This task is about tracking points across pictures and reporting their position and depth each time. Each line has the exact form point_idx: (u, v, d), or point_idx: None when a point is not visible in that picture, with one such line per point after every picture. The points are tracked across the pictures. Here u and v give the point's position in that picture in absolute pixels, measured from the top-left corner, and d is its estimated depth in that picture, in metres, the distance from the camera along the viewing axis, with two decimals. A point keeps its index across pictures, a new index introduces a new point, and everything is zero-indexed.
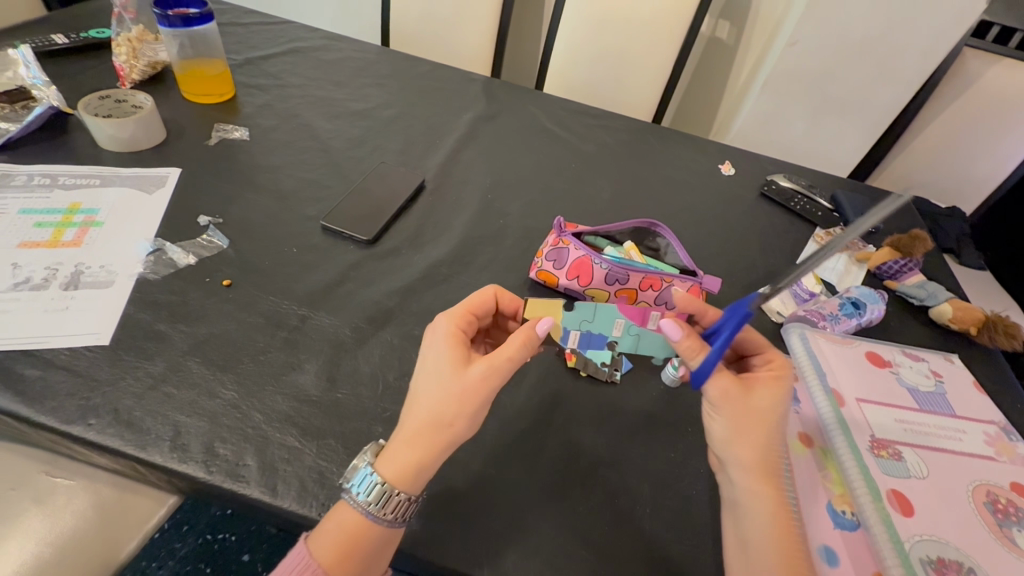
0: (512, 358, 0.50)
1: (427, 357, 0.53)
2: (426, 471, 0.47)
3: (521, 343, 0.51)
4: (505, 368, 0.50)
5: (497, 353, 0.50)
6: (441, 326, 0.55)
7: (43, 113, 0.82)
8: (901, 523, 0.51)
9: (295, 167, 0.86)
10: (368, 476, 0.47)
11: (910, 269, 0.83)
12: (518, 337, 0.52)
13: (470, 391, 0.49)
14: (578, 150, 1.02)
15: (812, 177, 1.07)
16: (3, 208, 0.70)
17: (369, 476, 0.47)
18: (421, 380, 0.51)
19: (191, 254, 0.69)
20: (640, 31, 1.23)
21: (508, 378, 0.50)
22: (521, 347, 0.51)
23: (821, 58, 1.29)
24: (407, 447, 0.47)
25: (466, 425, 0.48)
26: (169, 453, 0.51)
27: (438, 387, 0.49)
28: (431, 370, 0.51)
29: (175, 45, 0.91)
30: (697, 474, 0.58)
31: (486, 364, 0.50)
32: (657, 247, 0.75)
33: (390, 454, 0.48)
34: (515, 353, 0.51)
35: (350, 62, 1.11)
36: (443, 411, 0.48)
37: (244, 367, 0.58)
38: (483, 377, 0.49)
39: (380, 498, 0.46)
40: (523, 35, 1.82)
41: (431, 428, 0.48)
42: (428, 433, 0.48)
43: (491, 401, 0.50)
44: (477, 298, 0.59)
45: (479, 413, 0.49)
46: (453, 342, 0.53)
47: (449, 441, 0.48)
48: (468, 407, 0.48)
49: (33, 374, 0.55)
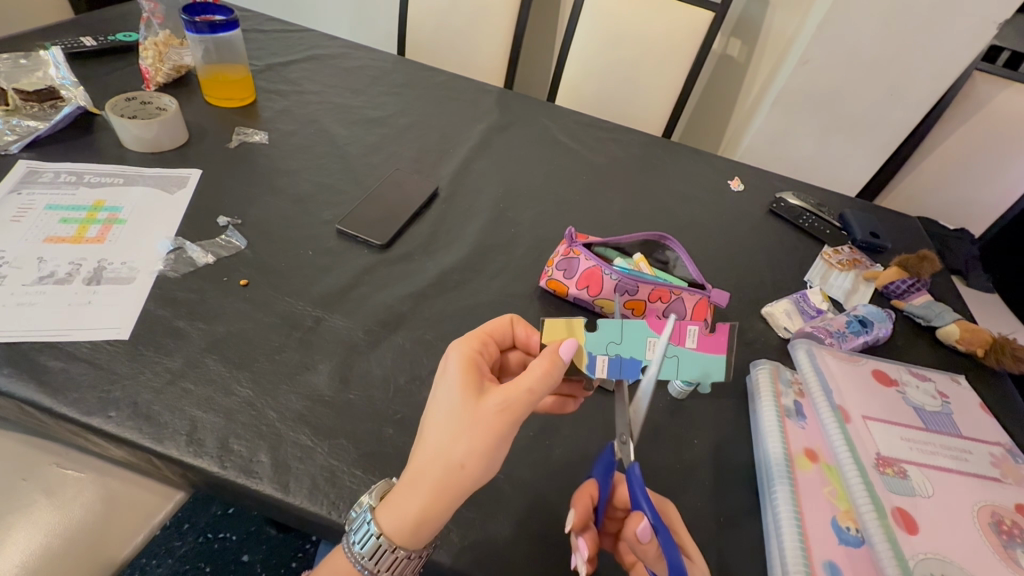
0: (532, 389, 0.43)
1: (438, 384, 0.46)
2: (432, 521, 0.43)
3: (544, 372, 0.43)
4: (525, 402, 0.43)
5: (515, 383, 0.43)
6: (455, 349, 0.48)
7: (71, 112, 0.85)
8: (905, 541, 0.51)
9: (312, 171, 0.87)
10: (365, 526, 0.45)
11: (917, 290, 0.84)
12: (541, 363, 0.44)
13: (484, 430, 0.42)
14: (589, 163, 1.03)
15: (821, 195, 1.08)
16: (30, 204, 0.72)
17: (367, 527, 0.45)
18: (430, 413, 0.44)
19: (210, 253, 0.70)
20: (653, 47, 1.26)
21: (530, 412, 0.43)
22: (543, 377, 0.43)
23: (832, 77, 1.30)
24: (409, 496, 0.43)
25: (481, 470, 0.42)
26: (185, 447, 0.52)
27: (448, 422, 0.43)
28: (441, 400, 0.44)
29: (201, 50, 0.94)
30: (702, 485, 0.59)
31: (501, 397, 0.42)
32: (666, 260, 0.76)
33: (390, 501, 0.44)
34: (536, 385, 0.43)
35: (368, 70, 1.14)
36: (451, 454, 0.42)
37: (259, 366, 0.60)
38: (499, 413, 0.42)
39: (373, 553, 0.44)
40: (535, 48, 1.85)
41: (439, 473, 0.42)
42: (435, 478, 0.42)
43: (509, 442, 0.43)
44: (493, 323, 0.53)
45: (496, 456, 0.42)
46: (467, 368, 0.46)
47: (462, 487, 0.42)
48: (480, 449, 0.42)
49: (56, 365, 0.56)
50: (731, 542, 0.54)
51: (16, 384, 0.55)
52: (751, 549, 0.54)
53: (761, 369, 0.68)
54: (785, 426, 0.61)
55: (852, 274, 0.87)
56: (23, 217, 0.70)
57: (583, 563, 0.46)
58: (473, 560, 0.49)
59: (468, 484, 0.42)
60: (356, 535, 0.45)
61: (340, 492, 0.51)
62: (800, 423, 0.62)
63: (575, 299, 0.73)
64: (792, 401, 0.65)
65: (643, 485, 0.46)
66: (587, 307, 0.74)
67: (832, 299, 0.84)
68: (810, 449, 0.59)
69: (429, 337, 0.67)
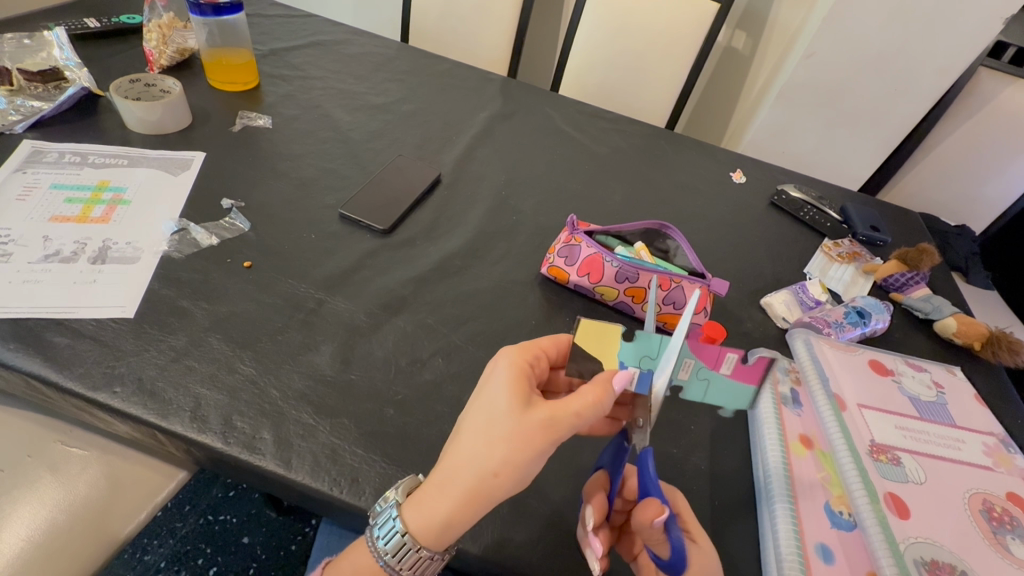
0: (580, 414, 0.44)
1: (484, 389, 0.46)
2: (457, 524, 0.44)
3: (592, 398, 0.44)
4: (570, 424, 0.43)
5: (565, 404, 0.44)
6: (505, 357, 0.48)
7: (75, 94, 0.85)
8: (896, 525, 0.52)
9: (315, 156, 0.88)
10: (390, 522, 0.46)
11: (915, 283, 0.84)
12: (592, 391, 0.45)
13: (523, 440, 0.42)
14: (590, 152, 1.03)
15: (823, 189, 1.08)
16: (35, 183, 0.73)
17: (392, 522, 0.45)
18: (470, 416, 0.45)
19: (213, 235, 0.71)
20: (659, 37, 1.25)
21: (571, 434, 0.44)
22: (593, 405, 0.44)
23: (837, 71, 1.29)
24: (437, 495, 0.44)
25: (512, 481, 0.43)
26: (189, 423, 0.53)
27: (489, 427, 0.43)
28: (486, 405, 0.45)
29: (204, 33, 0.94)
30: (698, 471, 0.59)
31: (548, 414, 0.43)
32: (667, 249, 0.76)
33: (416, 500, 0.45)
34: (583, 409, 0.44)
35: (371, 57, 1.13)
36: (488, 459, 0.42)
37: (262, 346, 0.60)
38: (542, 429, 0.43)
39: (396, 550, 0.45)
40: (541, 37, 1.85)
41: (472, 477, 0.43)
42: (467, 482, 0.43)
43: (544, 459, 0.43)
44: (548, 340, 0.53)
45: (529, 468, 0.43)
46: (516, 376, 0.46)
47: (491, 495, 0.43)
48: (515, 458, 0.42)
49: (62, 341, 0.57)
50: (724, 527, 0.55)
51: (22, 358, 0.55)
52: (747, 535, 0.55)
53: None
54: (781, 413, 0.62)
55: (851, 267, 0.88)
56: (28, 197, 0.71)
57: (596, 560, 0.47)
58: (472, 536, 0.50)
59: (498, 492, 0.43)
60: (380, 530, 0.46)
61: (342, 469, 0.52)
62: (795, 411, 0.63)
63: (576, 286, 0.74)
64: (789, 389, 0.66)
65: (654, 475, 0.46)
66: (587, 295, 0.74)
67: (831, 291, 0.85)
68: (805, 436, 0.61)
69: (431, 321, 0.68)
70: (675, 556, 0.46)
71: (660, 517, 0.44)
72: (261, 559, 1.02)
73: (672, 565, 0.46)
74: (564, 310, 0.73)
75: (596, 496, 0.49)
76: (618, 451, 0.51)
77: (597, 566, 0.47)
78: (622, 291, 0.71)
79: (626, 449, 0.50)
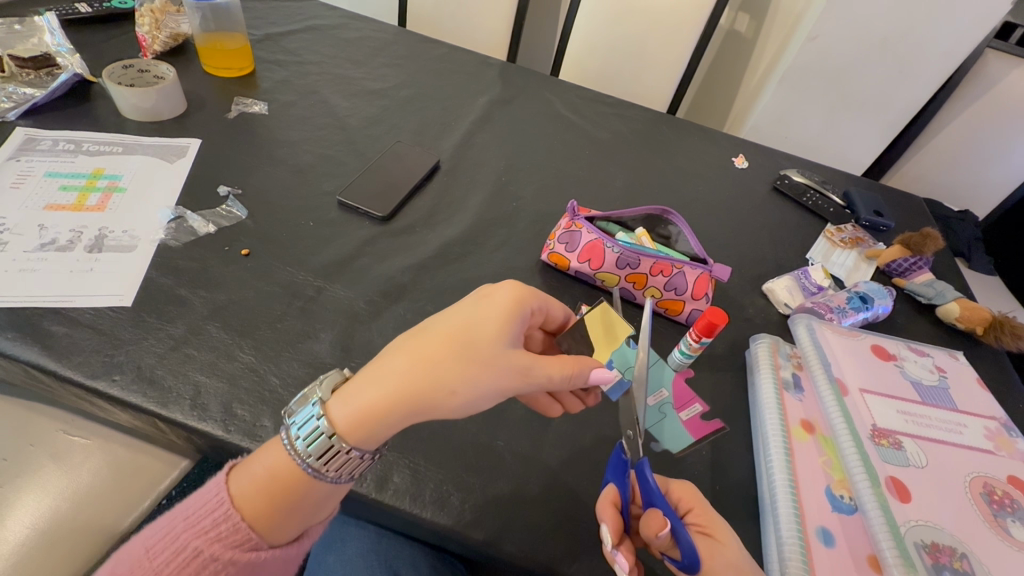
0: (550, 378, 0.46)
1: (478, 308, 0.46)
2: (383, 431, 0.43)
3: (567, 372, 0.47)
4: (540, 381, 0.45)
5: (546, 363, 0.46)
6: (512, 290, 0.48)
7: (68, 80, 0.83)
8: (897, 508, 0.52)
9: (312, 142, 0.86)
10: (312, 420, 0.42)
11: (918, 268, 0.83)
12: (572, 365, 0.47)
13: (496, 371, 0.43)
14: (591, 137, 1.02)
15: (826, 174, 1.07)
16: (29, 171, 0.72)
17: (315, 421, 0.42)
18: (453, 327, 0.44)
19: (210, 223, 0.70)
20: (660, 20, 1.23)
21: (533, 391, 0.46)
22: (566, 377, 0.47)
23: (843, 52, 1.27)
24: (381, 393, 0.42)
25: (461, 406, 0.43)
26: (190, 410, 0.53)
27: (470, 345, 0.43)
28: (476, 324, 0.45)
29: (198, 17, 0.92)
30: (698, 456, 0.59)
31: (529, 362, 0.45)
32: (669, 235, 0.75)
33: (348, 392, 0.43)
34: (556, 376, 0.46)
35: (368, 42, 1.11)
36: (454, 375, 0.42)
37: (261, 334, 0.60)
38: (516, 373, 0.44)
39: (321, 454, 0.42)
40: (540, 22, 1.82)
41: (428, 388, 0.42)
42: (422, 390, 0.42)
43: (498, 399, 0.44)
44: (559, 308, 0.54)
45: (483, 402, 0.43)
46: (515, 312, 0.47)
47: (434, 412, 0.42)
48: (482, 387, 0.43)
49: (60, 330, 0.57)
50: (723, 511, 0.55)
51: (21, 347, 0.55)
52: (747, 518, 0.55)
53: (761, 344, 0.68)
54: (783, 398, 0.62)
55: (854, 253, 0.87)
56: (23, 184, 0.70)
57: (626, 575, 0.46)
58: (472, 522, 0.50)
59: (441, 410, 0.42)
60: (299, 429, 0.42)
61: None
62: (797, 396, 0.63)
63: (577, 273, 0.73)
64: (790, 373, 0.65)
65: (655, 484, 0.47)
66: (588, 282, 0.74)
67: (833, 277, 0.85)
68: (807, 421, 0.60)
69: (431, 308, 0.67)
70: (687, 558, 0.45)
71: (664, 529, 0.45)
72: None
73: (687, 567, 0.46)
74: (564, 297, 0.72)
75: (609, 516, 0.48)
76: (616, 464, 0.53)
77: None
78: (623, 277, 0.70)
79: (625, 461, 0.52)
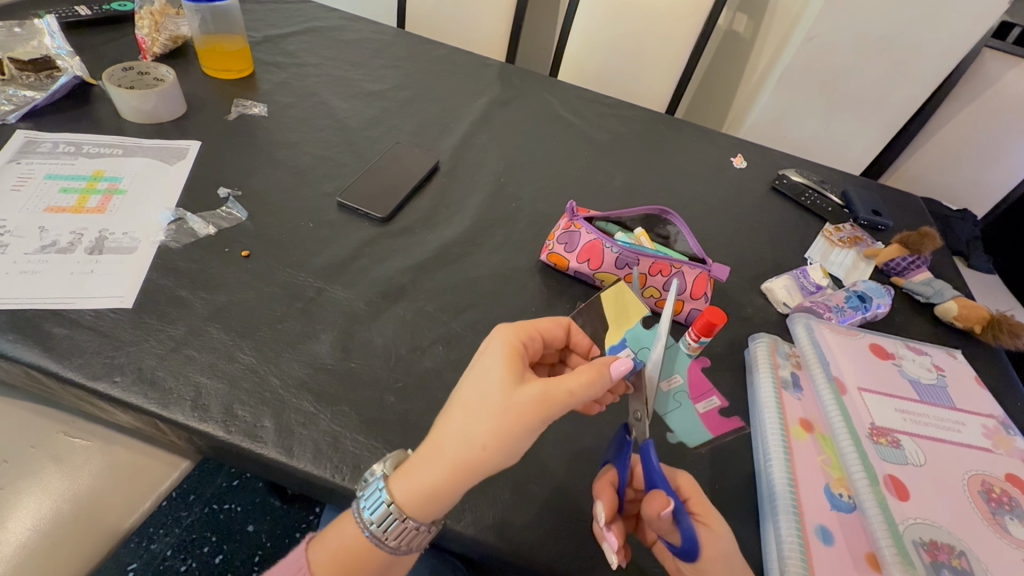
0: (572, 393, 0.43)
1: (478, 364, 0.47)
2: (447, 496, 0.44)
3: (590, 378, 0.44)
4: (562, 402, 0.43)
5: (559, 381, 0.43)
6: (499, 334, 0.48)
7: (68, 83, 0.84)
8: (896, 507, 0.52)
9: (311, 144, 0.87)
10: (376, 493, 0.45)
11: (916, 267, 0.84)
12: (587, 371, 0.44)
13: (515, 414, 0.42)
14: (590, 137, 1.02)
15: (825, 173, 1.07)
16: (30, 173, 0.72)
17: (378, 494, 0.45)
18: (464, 394, 0.45)
19: (210, 224, 0.70)
20: (659, 20, 1.23)
21: (562, 413, 0.44)
22: (587, 385, 0.44)
23: (841, 52, 1.27)
24: (427, 467, 0.44)
25: (500, 454, 0.42)
26: (191, 411, 0.53)
27: (481, 402, 0.43)
28: (479, 382, 0.45)
29: (198, 20, 0.92)
30: (698, 454, 0.59)
31: (542, 388, 0.43)
32: (667, 235, 0.75)
33: (407, 471, 0.45)
34: (576, 388, 0.43)
35: (367, 43, 1.12)
36: (478, 433, 0.42)
37: (261, 335, 0.60)
38: (533, 405, 0.42)
39: (382, 521, 0.45)
40: (539, 23, 1.82)
41: (462, 451, 0.43)
42: (459, 454, 0.43)
43: (536, 436, 0.43)
44: (548, 322, 0.54)
45: (519, 444, 0.43)
46: (509, 355, 0.46)
47: (481, 468, 0.43)
48: (511, 432, 0.42)
49: (61, 332, 0.57)
50: (723, 509, 0.55)
51: (22, 349, 0.55)
52: (747, 515, 0.55)
53: (759, 343, 0.69)
54: (782, 398, 0.62)
55: (853, 252, 0.87)
56: (23, 186, 0.70)
57: (613, 553, 0.46)
58: (473, 521, 0.50)
59: (487, 465, 0.43)
60: (366, 502, 0.46)
61: (343, 456, 0.52)
62: (796, 395, 0.63)
63: (576, 273, 0.73)
64: (789, 372, 0.66)
65: (659, 467, 0.48)
66: (587, 282, 0.74)
67: (832, 276, 0.85)
68: (806, 419, 0.60)
69: (430, 309, 0.67)
70: (686, 543, 0.46)
71: (667, 508, 0.45)
72: (265, 547, 1.04)
73: (686, 551, 0.46)
74: (564, 297, 0.73)
75: (606, 494, 0.49)
76: (621, 444, 0.52)
77: (615, 560, 0.46)
78: (622, 278, 0.70)
79: (629, 442, 0.51)
